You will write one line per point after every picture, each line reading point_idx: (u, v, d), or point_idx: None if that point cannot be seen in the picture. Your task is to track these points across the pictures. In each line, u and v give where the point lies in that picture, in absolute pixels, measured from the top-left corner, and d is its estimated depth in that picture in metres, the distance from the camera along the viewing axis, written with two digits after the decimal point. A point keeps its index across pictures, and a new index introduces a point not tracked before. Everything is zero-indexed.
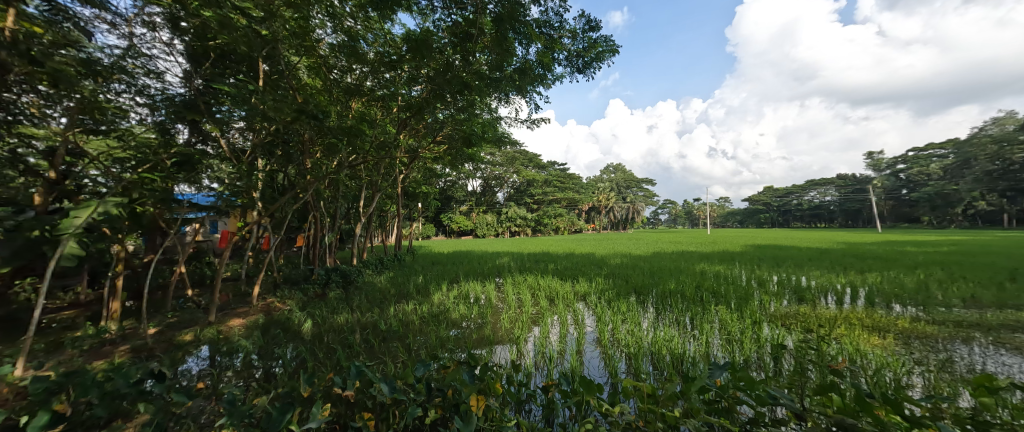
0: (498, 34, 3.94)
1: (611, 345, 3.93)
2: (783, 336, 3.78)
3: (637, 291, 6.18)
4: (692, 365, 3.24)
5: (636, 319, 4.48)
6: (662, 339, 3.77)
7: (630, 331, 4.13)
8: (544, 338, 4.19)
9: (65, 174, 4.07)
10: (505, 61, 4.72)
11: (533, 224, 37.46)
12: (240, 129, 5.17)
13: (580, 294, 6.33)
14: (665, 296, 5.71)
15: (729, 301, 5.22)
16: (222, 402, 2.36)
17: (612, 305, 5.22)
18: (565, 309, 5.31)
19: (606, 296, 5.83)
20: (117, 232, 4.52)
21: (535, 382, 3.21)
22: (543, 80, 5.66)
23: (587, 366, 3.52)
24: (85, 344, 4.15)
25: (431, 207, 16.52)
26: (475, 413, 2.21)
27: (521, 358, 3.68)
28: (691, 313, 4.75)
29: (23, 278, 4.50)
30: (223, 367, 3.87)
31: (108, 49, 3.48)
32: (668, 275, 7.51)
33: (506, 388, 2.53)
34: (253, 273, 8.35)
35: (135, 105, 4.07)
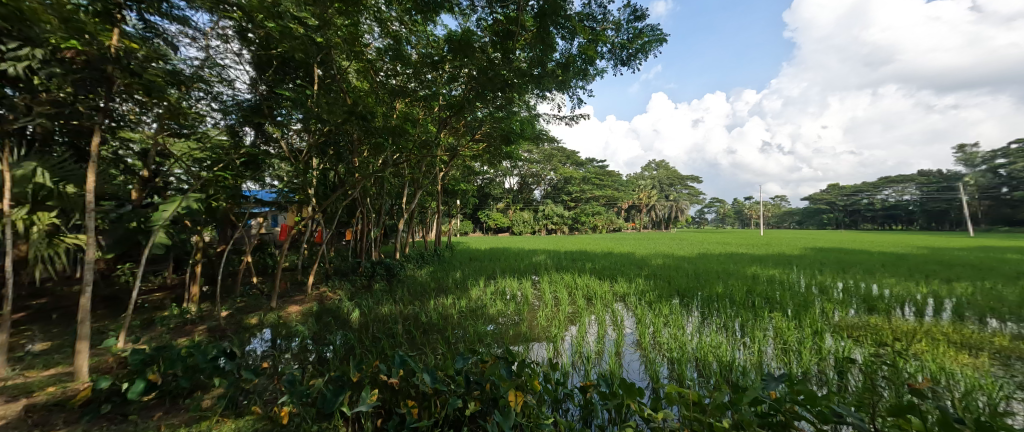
0: (540, 32, 3.98)
1: (652, 348, 3.88)
2: (849, 349, 3.54)
3: (680, 294, 6.01)
4: (743, 375, 3.12)
5: (679, 323, 4.37)
6: (709, 345, 3.67)
7: (673, 335, 4.05)
8: (582, 338, 4.20)
9: (155, 172, 4.65)
10: (547, 58, 4.73)
11: (571, 222, 37.10)
12: (298, 130, 5.63)
13: (619, 295, 6.27)
14: (710, 300, 5.51)
15: (785, 309, 4.93)
16: (283, 381, 2.62)
17: (653, 307, 5.13)
18: (603, 309, 5.29)
19: (648, 298, 5.72)
20: (195, 224, 5.08)
21: (573, 381, 3.24)
22: (585, 77, 5.62)
23: (627, 369, 3.50)
24: (170, 323, 4.69)
25: (469, 204, 16.87)
26: (514, 409, 2.28)
27: (559, 357, 3.72)
28: (741, 319, 4.57)
29: (122, 263, 5.17)
30: (282, 349, 4.23)
31: (189, 61, 3.88)
32: (715, 278, 7.20)
33: (544, 386, 2.58)
34: (307, 264, 9.01)
35: (211, 111, 4.52)
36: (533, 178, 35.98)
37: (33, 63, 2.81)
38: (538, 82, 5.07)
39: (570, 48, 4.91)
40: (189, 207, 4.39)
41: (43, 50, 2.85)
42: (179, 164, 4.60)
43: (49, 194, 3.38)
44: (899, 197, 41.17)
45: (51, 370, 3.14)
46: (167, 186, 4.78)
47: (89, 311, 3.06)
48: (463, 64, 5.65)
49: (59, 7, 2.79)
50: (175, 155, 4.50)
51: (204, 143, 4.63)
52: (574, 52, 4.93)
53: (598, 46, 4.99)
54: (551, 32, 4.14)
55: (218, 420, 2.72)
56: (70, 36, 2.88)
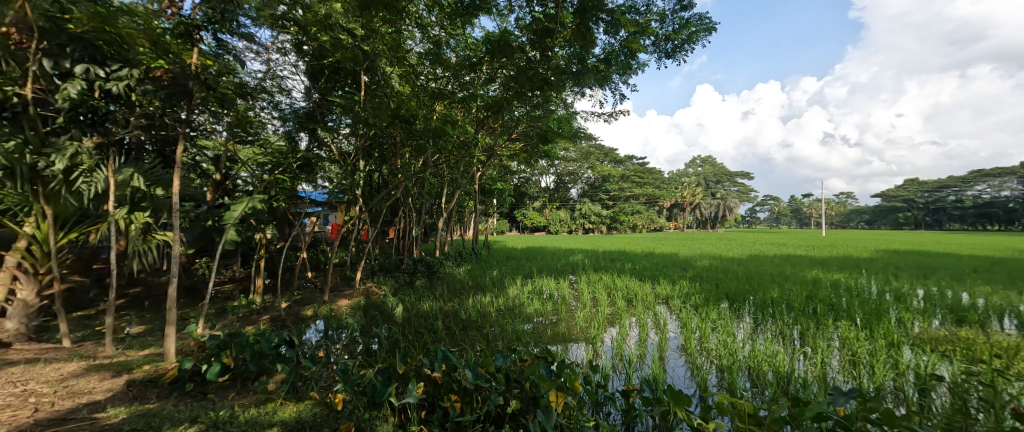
0: (581, 27, 3.98)
1: (698, 354, 3.79)
2: (933, 364, 3.23)
3: (730, 298, 5.76)
4: (804, 388, 2.95)
5: (728, 328, 4.22)
6: (763, 354, 3.51)
7: (723, 342, 3.90)
8: (624, 340, 4.17)
9: (225, 176, 5.16)
10: (587, 54, 4.68)
11: (609, 222, 36.45)
12: (346, 135, 5.98)
13: (662, 297, 6.14)
14: (764, 305, 5.25)
15: (853, 317, 4.59)
16: (337, 370, 2.82)
17: (700, 311, 4.98)
18: (644, 311, 5.21)
19: (694, 301, 5.54)
20: (258, 222, 5.60)
21: (614, 385, 3.22)
22: (627, 74, 5.53)
23: (671, 375, 3.44)
24: (239, 312, 5.19)
25: (506, 203, 17.08)
26: (555, 409, 2.30)
27: (599, 359, 3.72)
28: (801, 327, 4.31)
29: (199, 257, 5.77)
30: (334, 340, 4.55)
31: (253, 73, 4.28)
32: (769, 282, 6.83)
33: (585, 388, 2.58)
34: (354, 261, 9.56)
35: (272, 118, 4.93)
36: (571, 176, 35.66)
37: (131, 82, 3.18)
38: (578, 79, 5.03)
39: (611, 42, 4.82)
40: (253, 208, 4.82)
41: (138, 69, 3.21)
42: (246, 168, 5.07)
43: (143, 196, 3.89)
44: (993, 193, 36.46)
45: (144, 351, 3.58)
46: (235, 188, 5.29)
47: (175, 300, 3.46)
48: (503, 65, 5.72)
49: (150, 32, 3.11)
50: (241, 161, 4.91)
51: (267, 148, 5.03)
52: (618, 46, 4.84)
53: (642, 39, 4.92)
54: (591, 28, 4.14)
55: (282, 402, 2.94)
56: (157, 56, 3.21)
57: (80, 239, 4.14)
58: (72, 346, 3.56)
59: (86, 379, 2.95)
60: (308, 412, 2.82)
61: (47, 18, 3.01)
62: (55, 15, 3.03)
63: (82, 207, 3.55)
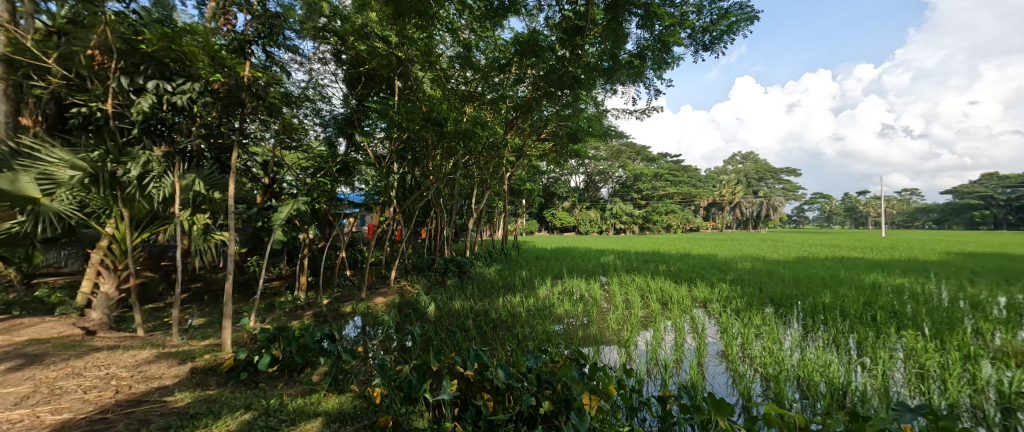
0: (612, 23, 3.96)
1: (740, 361, 3.66)
2: (1018, 381, 2.92)
3: (776, 302, 5.52)
4: (862, 402, 2.77)
5: (774, 335, 4.04)
6: (814, 363, 3.32)
7: (769, 350, 3.73)
8: (659, 345, 4.09)
9: (273, 180, 5.51)
10: (620, 49, 4.60)
11: (641, 222, 35.66)
12: (381, 139, 6.26)
13: (699, 300, 5.97)
14: (814, 311, 4.98)
15: (921, 327, 4.25)
16: (376, 365, 2.95)
17: (741, 316, 4.81)
18: (680, 315, 5.09)
19: (735, 305, 5.35)
20: (303, 223, 5.93)
21: (649, 391, 3.17)
22: (661, 69, 5.39)
23: (711, 382, 3.34)
24: (285, 308, 5.54)
25: (535, 203, 17.12)
26: (588, 412, 2.29)
27: (632, 363, 3.69)
28: (857, 335, 4.04)
29: (249, 256, 6.20)
30: (371, 336, 4.75)
31: (297, 82, 4.54)
32: (819, 286, 6.47)
33: (619, 392, 2.55)
34: (388, 260, 9.93)
35: (314, 125, 5.25)
36: (601, 176, 35.13)
37: (193, 95, 3.53)
38: (609, 76, 4.98)
39: (646, 38, 4.71)
40: (298, 209, 5.12)
41: (199, 83, 3.54)
42: (291, 172, 5.41)
43: (203, 199, 4.24)
44: None
45: (205, 341, 3.90)
46: (281, 192, 5.64)
47: (230, 295, 3.73)
48: (532, 65, 5.73)
49: (208, 48, 3.36)
50: (287, 165, 5.30)
51: (309, 153, 5.32)
52: (655, 41, 4.71)
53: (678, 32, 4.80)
54: (623, 23, 4.10)
55: (325, 394, 3.10)
56: (214, 70, 3.45)
57: (149, 239, 4.55)
58: (144, 335, 3.94)
59: (157, 365, 3.25)
60: (349, 404, 2.95)
61: (124, 40, 3.39)
62: (130, 36, 3.41)
63: (152, 209, 3.90)
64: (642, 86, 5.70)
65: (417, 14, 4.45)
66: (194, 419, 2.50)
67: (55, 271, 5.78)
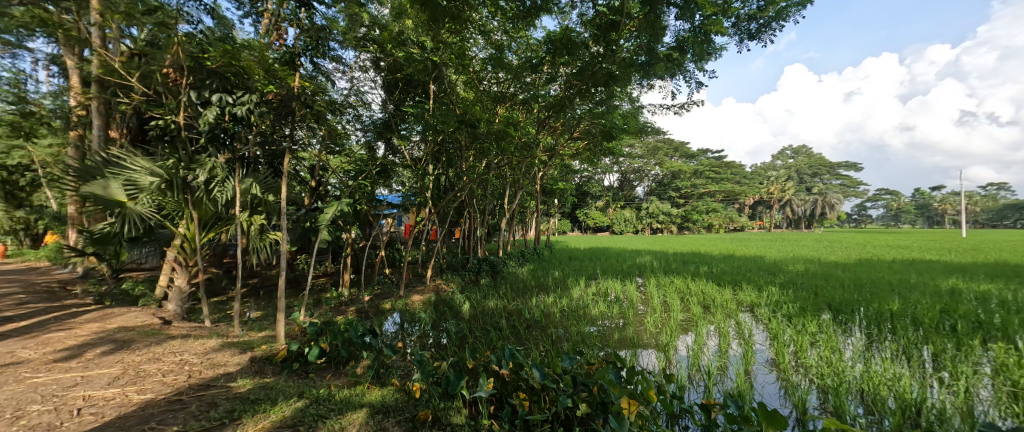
0: (649, 16, 3.88)
1: (793, 371, 3.47)
2: None
3: (834, 308, 5.18)
4: (939, 421, 2.52)
5: (832, 343, 3.79)
6: (880, 376, 3.07)
7: (826, 360, 3.50)
8: (701, 350, 3.98)
9: (319, 183, 5.86)
10: (658, 43, 4.50)
11: (679, 221, 34.49)
12: (417, 142, 6.48)
13: (744, 304, 5.75)
14: (879, 318, 4.63)
15: (1013, 341, 3.82)
16: (415, 361, 3.07)
17: (794, 322, 4.57)
18: (724, 319, 4.91)
19: (787, 311, 5.08)
20: (346, 223, 6.25)
21: (692, 398, 3.09)
22: (702, 60, 5.20)
23: (760, 391, 3.19)
24: (331, 303, 5.89)
25: (568, 203, 17.03)
26: (628, 417, 2.24)
27: (673, 368, 3.61)
28: (932, 347, 3.70)
29: (298, 254, 6.62)
30: (410, 331, 4.94)
31: (340, 90, 4.81)
32: (885, 292, 6.00)
33: (660, 398, 2.48)
34: (424, 259, 10.26)
35: (356, 130, 5.52)
36: (636, 174, 34.32)
37: (250, 105, 3.80)
38: (646, 70, 4.88)
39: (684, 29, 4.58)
40: (341, 210, 5.41)
41: (255, 95, 3.80)
42: (335, 175, 5.72)
43: (259, 201, 4.58)
44: None
45: (262, 332, 4.22)
46: (325, 194, 5.98)
47: (283, 291, 4.01)
48: (565, 63, 5.70)
49: (263, 62, 3.65)
50: (332, 169, 5.62)
51: (351, 157, 5.60)
52: (697, 31, 4.55)
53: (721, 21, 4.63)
54: (661, 14, 4.01)
55: (368, 386, 3.24)
56: (269, 82, 3.71)
57: (212, 239, 4.96)
58: (210, 326, 4.31)
59: (222, 354, 3.56)
60: (391, 396, 3.06)
61: (192, 58, 3.77)
62: (197, 54, 3.79)
63: (217, 211, 4.26)
64: (682, 79, 5.51)
65: (451, 19, 4.52)
66: (255, 404, 2.71)
67: (136, 267, 6.46)
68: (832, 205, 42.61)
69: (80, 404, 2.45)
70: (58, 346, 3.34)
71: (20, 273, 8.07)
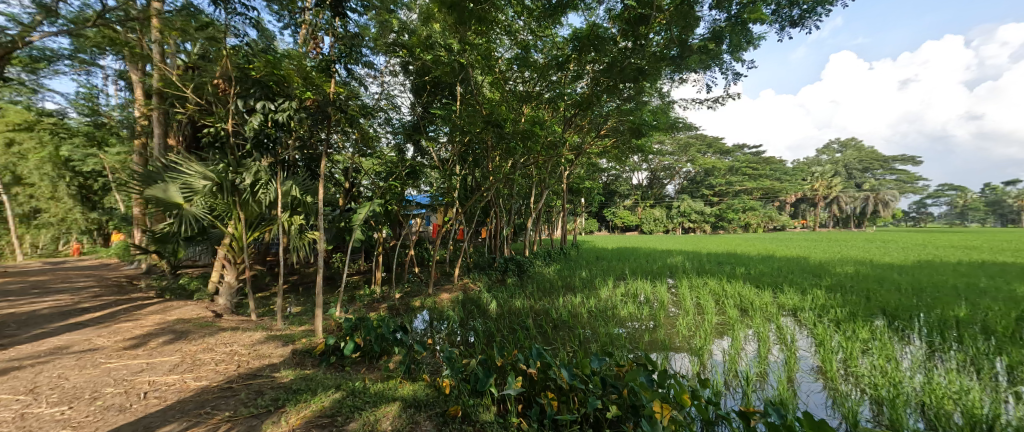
0: (682, 7, 3.78)
1: (842, 380, 3.29)
2: None
3: (888, 314, 4.87)
4: None
5: (889, 353, 3.57)
6: (944, 389, 2.87)
7: (881, 369, 3.30)
8: (738, 355, 3.85)
9: (352, 184, 6.09)
10: (688, 34, 4.38)
11: (713, 220, 33.33)
12: (445, 143, 6.62)
13: (785, 308, 5.52)
14: (942, 325, 4.31)
15: None
16: (444, 357, 3.16)
17: (843, 328, 4.33)
18: (763, 323, 4.73)
19: (835, 316, 4.82)
20: (377, 223, 6.47)
21: (728, 405, 3.01)
22: (740, 50, 4.73)
23: (805, 400, 3.05)
24: (364, 300, 6.13)
25: (595, 201, 16.85)
26: (660, 422, 2.20)
27: (708, 373, 3.51)
28: (1007, 358, 3.42)
29: (333, 253, 6.92)
30: (439, 328, 5.07)
31: (371, 94, 4.99)
32: (947, 297, 5.58)
33: (696, 404, 2.41)
34: (452, 258, 10.45)
35: (386, 133, 5.71)
36: (667, 171, 33.36)
37: (289, 111, 4.03)
38: (678, 63, 4.76)
39: (722, 19, 4.32)
40: (373, 210, 5.61)
41: (295, 102, 4.02)
42: (367, 177, 5.93)
43: (298, 202, 4.82)
44: None
45: (301, 327, 4.46)
46: (359, 195, 6.23)
47: (321, 288, 4.20)
48: (593, 60, 5.65)
49: (302, 70, 3.84)
50: (364, 171, 5.83)
51: (381, 159, 5.80)
52: (734, 18, 4.24)
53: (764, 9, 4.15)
54: (694, 4, 3.88)
55: (400, 380, 3.33)
56: (307, 89, 3.90)
57: (255, 238, 5.27)
58: (255, 319, 4.58)
59: (266, 346, 3.80)
60: (422, 391, 3.14)
61: (239, 69, 4.04)
62: (243, 65, 4.07)
63: (261, 211, 4.52)
64: (719, 71, 5.09)
65: (478, 22, 4.58)
66: (296, 394, 2.87)
67: (191, 264, 6.97)
68: (885, 203, 39.57)
69: (145, 388, 2.69)
70: (126, 335, 3.66)
71: (93, 268, 8.92)
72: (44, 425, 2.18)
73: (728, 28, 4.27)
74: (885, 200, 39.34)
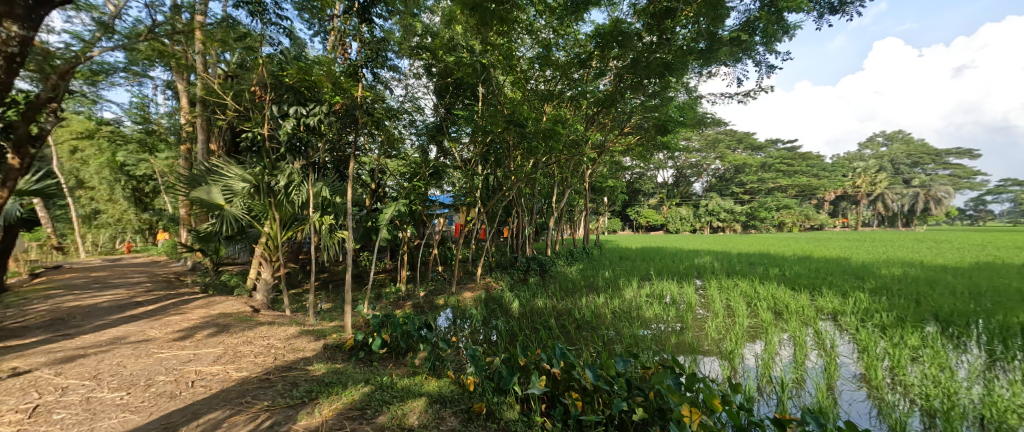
0: None
1: (887, 389, 3.14)
2: None
3: (942, 320, 4.60)
4: None
5: (943, 362, 3.38)
6: (1007, 404, 2.70)
7: (933, 379, 3.14)
8: (772, 361, 3.75)
9: (378, 185, 6.27)
10: (717, 25, 4.25)
11: (743, 220, 32.20)
12: (468, 144, 6.70)
13: (825, 312, 5.30)
14: (1003, 333, 4.04)
15: None
16: (469, 355, 3.22)
17: (891, 334, 4.13)
18: (799, 327, 4.57)
19: (880, 321, 4.60)
20: (403, 223, 6.63)
21: (762, 411, 2.93)
22: (774, 40, 4.53)
23: (846, 408, 2.94)
24: (391, 298, 6.30)
25: (619, 200, 16.63)
26: (691, 426, 2.17)
27: (740, 379, 3.43)
28: None
29: (361, 252, 7.15)
30: (462, 326, 5.16)
31: (396, 96, 5.11)
32: (1009, 303, 5.20)
33: (729, 409, 2.37)
34: (475, 257, 10.58)
35: (411, 134, 5.84)
36: (694, 169, 32.48)
37: (320, 116, 4.19)
38: (707, 57, 4.70)
39: (754, 8, 4.15)
40: (399, 210, 5.77)
41: (325, 106, 4.17)
42: (393, 178, 6.09)
43: (328, 203, 5.00)
44: None
45: (332, 322, 4.64)
46: (385, 195, 6.41)
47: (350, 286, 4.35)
48: (617, 56, 5.57)
49: (332, 76, 3.98)
50: (389, 172, 5.99)
51: (406, 161, 5.94)
52: (769, 7, 4.06)
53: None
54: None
55: (426, 376, 3.42)
56: (336, 93, 4.04)
57: (289, 238, 5.51)
58: (289, 315, 4.80)
59: (301, 340, 3.97)
60: (447, 387, 3.21)
61: (274, 76, 4.23)
62: (277, 72, 4.27)
63: (294, 212, 4.72)
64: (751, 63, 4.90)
65: (501, 22, 4.64)
66: (329, 387, 3.00)
67: (230, 262, 7.36)
68: (936, 199, 37.08)
69: (193, 378, 2.87)
70: (175, 327, 3.92)
71: (146, 265, 9.56)
72: (106, 409, 2.37)
73: (760, 17, 4.11)
74: (936, 196, 36.74)
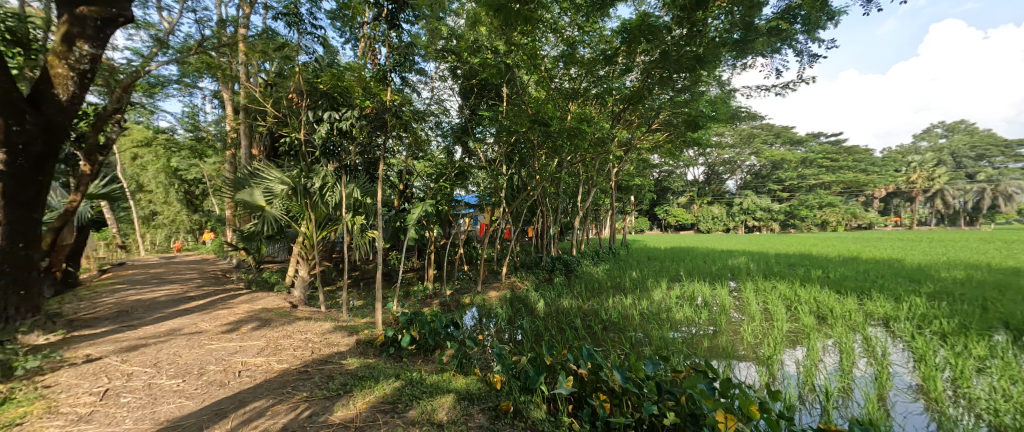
0: None
1: (947, 402, 2.95)
2: None
3: (1013, 328, 4.27)
4: None
5: (1018, 375, 3.14)
6: None
7: (1002, 394, 2.94)
8: (815, 368, 3.60)
9: (406, 186, 6.44)
10: (751, 14, 4.11)
11: (781, 219, 30.79)
12: (493, 144, 6.77)
13: (875, 317, 5.03)
14: None
15: None
16: (495, 353, 3.26)
17: (954, 342, 3.88)
18: (846, 333, 4.36)
19: (940, 329, 4.32)
20: (429, 223, 6.78)
21: (805, 421, 2.84)
22: (815, 27, 4.31)
23: (899, 421, 2.79)
24: (418, 296, 6.46)
25: (647, 199, 16.32)
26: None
27: (780, 386, 3.32)
28: None
29: (390, 251, 7.37)
30: (488, 325, 5.24)
31: (422, 99, 5.23)
32: None
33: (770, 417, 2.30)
34: (500, 257, 10.68)
35: (437, 135, 5.97)
36: (727, 165, 31.39)
37: (351, 120, 4.35)
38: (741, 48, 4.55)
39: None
40: (426, 211, 5.91)
41: (356, 111, 4.32)
42: (420, 179, 6.24)
43: (359, 204, 5.19)
44: None
45: (364, 319, 4.81)
46: (412, 196, 6.58)
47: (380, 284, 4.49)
48: (644, 50, 5.46)
49: (362, 81, 4.12)
50: (416, 173, 6.14)
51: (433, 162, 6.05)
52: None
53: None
54: None
55: (453, 373, 3.49)
56: (366, 98, 4.18)
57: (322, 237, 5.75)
58: (324, 311, 5.02)
59: (335, 335, 4.15)
60: (474, 385, 3.27)
61: (309, 83, 4.43)
62: (312, 79, 4.46)
63: (328, 212, 4.92)
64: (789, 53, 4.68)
65: (526, 22, 4.66)
66: (362, 380, 3.12)
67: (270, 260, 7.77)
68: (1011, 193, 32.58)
69: (239, 368, 3.07)
70: (223, 321, 4.19)
71: (194, 262, 10.25)
72: (166, 395, 2.57)
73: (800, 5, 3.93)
74: None
